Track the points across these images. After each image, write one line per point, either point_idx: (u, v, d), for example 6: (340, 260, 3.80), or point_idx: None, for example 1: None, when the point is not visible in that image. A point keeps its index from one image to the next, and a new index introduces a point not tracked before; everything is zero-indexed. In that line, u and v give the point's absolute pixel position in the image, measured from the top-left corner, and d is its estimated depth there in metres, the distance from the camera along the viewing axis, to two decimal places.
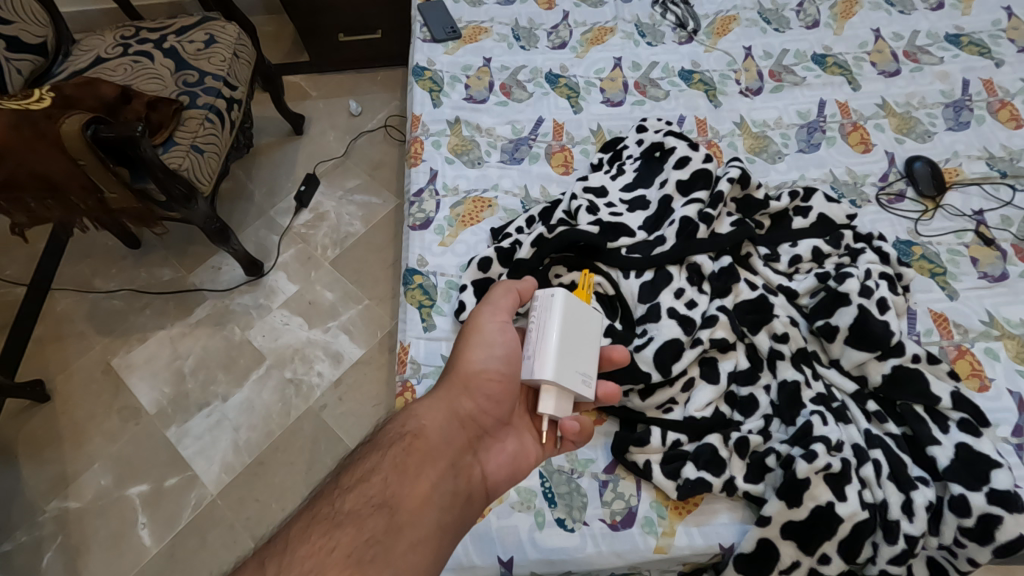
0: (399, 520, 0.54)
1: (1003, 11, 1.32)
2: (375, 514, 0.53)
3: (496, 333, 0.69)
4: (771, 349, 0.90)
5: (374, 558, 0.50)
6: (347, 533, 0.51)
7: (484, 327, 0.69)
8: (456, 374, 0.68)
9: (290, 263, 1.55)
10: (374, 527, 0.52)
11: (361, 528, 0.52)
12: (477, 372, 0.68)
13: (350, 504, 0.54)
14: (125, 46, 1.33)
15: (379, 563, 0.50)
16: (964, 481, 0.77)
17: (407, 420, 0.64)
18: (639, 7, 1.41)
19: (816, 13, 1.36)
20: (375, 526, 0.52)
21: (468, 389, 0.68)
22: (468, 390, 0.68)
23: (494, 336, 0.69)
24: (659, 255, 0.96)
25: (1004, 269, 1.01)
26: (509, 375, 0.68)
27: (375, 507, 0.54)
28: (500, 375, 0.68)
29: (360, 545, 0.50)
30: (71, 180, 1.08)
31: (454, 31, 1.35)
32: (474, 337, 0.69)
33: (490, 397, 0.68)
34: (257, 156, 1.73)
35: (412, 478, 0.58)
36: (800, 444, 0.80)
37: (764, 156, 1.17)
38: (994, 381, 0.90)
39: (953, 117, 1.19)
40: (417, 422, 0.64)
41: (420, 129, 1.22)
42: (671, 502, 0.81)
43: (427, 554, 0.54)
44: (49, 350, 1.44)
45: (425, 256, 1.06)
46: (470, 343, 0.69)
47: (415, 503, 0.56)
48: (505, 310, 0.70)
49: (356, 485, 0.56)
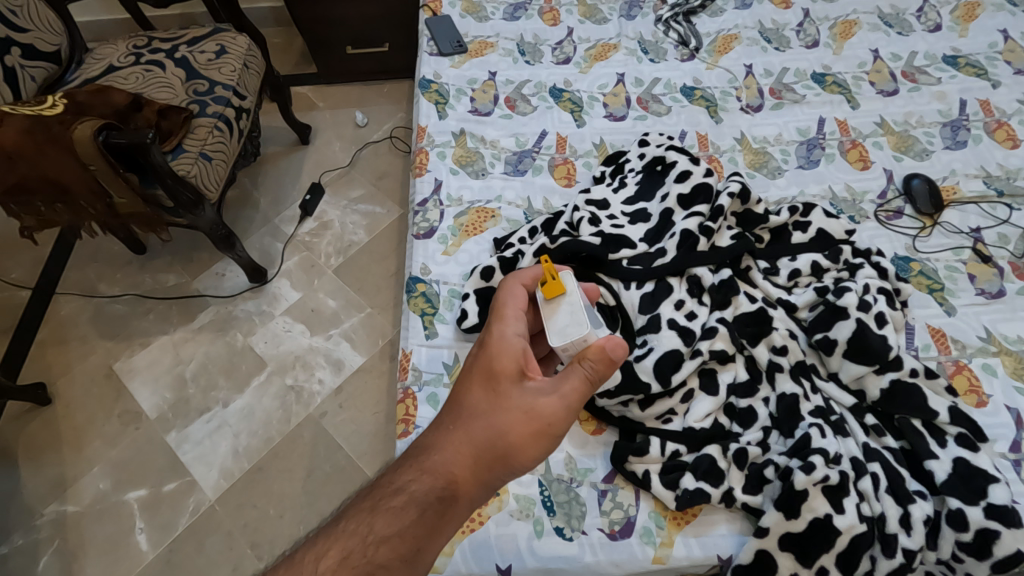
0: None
1: (999, 34, 1.35)
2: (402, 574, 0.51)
3: (548, 439, 0.61)
4: (770, 361, 0.91)
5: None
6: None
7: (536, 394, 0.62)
8: (502, 445, 0.60)
9: (293, 271, 1.56)
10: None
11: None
12: (523, 453, 0.60)
13: (382, 559, 0.51)
14: (137, 56, 1.36)
15: None
16: (961, 495, 0.77)
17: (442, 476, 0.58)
18: (643, 25, 1.43)
19: (816, 33, 1.38)
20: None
21: (503, 466, 0.60)
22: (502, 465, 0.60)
23: (549, 437, 0.61)
24: (660, 267, 0.97)
25: (1001, 286, 1.02)
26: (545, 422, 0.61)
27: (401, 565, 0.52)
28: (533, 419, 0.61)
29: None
30: (80, 185, 1.09)
31: (460, 46, 1.38)
32: (530, 428, 0.60)
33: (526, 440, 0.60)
34: (264, 164, 1.75)
35: (436, 536, 0.55)
36: (798, 456, 0.80)
37: (765, 172, 1.19)
38: (991, 397, 0.90)
39: (951, 137, 1.21)
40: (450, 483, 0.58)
41: (426, 140, 1.24)
42: (669, 512, 0.82)
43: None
44: (52, 354, 1.45)
45: (429, 265, 1.07)
46: (531, 425, 0.60)
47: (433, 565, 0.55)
48: (573, 415, 0.62)
49: (386, 540, 0.53)
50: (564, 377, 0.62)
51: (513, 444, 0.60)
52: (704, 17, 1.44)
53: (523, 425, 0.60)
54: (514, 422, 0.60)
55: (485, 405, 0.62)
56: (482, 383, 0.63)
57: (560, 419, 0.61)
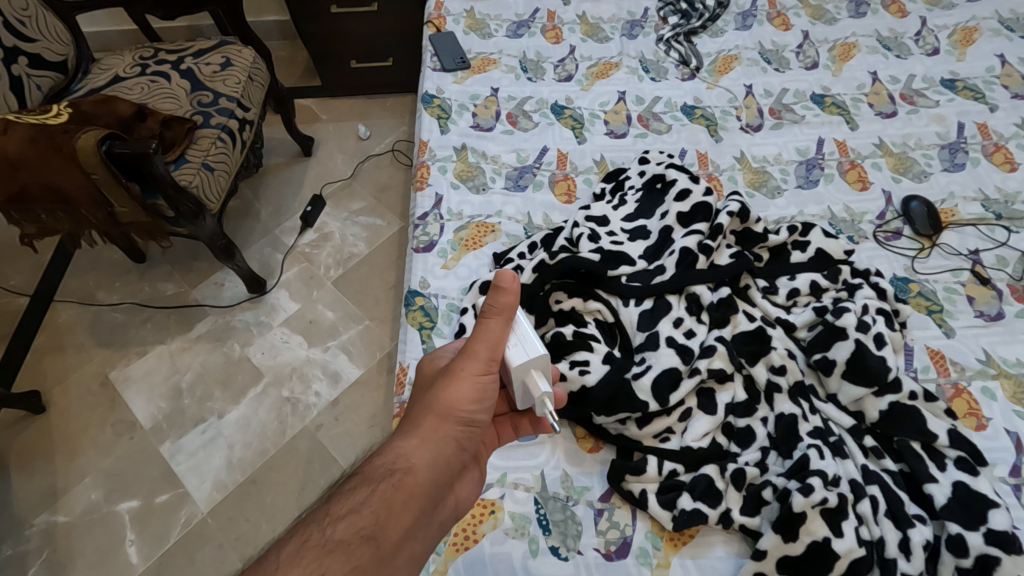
0: (387, 550, 0.53)
1: (996, 58, 1.37)
2: (364, 548, 0.52)
3: (482, 383, 0.63)
4: (769, 381, 0.90)
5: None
6: (337, 565, 0.50)
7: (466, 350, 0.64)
8: (440, 403, 0.62)
9: (292, 282, 1.56)
10: (361, 559, 0.51)
11: (350, 559, 0.50)
12: (465, 403, 0.63)
13: (341, 534, 0.52)
14: (143, 67, 1.38)
15: None
16: (961, 520, 0.76)
17: (397, 451, 0.59)
18: (644, 44, 1.45)
19: (816, 55, 1.40)
20: (363, 556, 0.51)
21: (451, 425, 0.62)
22: (452, 425, 0.62)
23: (482, 379, 0.63)
24: (659, 285, 0.97)
25: (1000, 309, 1.02)
26: (474, 368, 0.63)
27: (362, 540, 0.52)
28: (468, 373, 0.63)
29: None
30: (82, 193, 1.10)
31: (463, 62, 1.39)
32: (460, 378, 0.63)
33: (470, 398, 0.63)
34: (266, 175, 1.76)
35: (399, 509, 0.55)
36: (796, 477, 0.80)
37: (764, 191, 1.20)
38: (991, 420, 0.90)
39: (949, 159, 1.21)
40: (403, 455, 0.59)
41: (427, 154, 1.24)
42: (666, 532, 0.81)
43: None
44: (48, 361, 1.44)
45: (428, 279, 1.07)
46: (462, 376, 0.63)
47: (402, 538, 0.55)
48: (496, 355, 0.63)
49: (344, 517, 0.53)
50: (486, 331, 0.64)
51: (454, 402, 0.62)
52: (705, 37, 1.45)
53: (453, 375, 0.63)
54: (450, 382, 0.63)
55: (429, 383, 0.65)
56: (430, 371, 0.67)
57: (483, 362, 0.63)
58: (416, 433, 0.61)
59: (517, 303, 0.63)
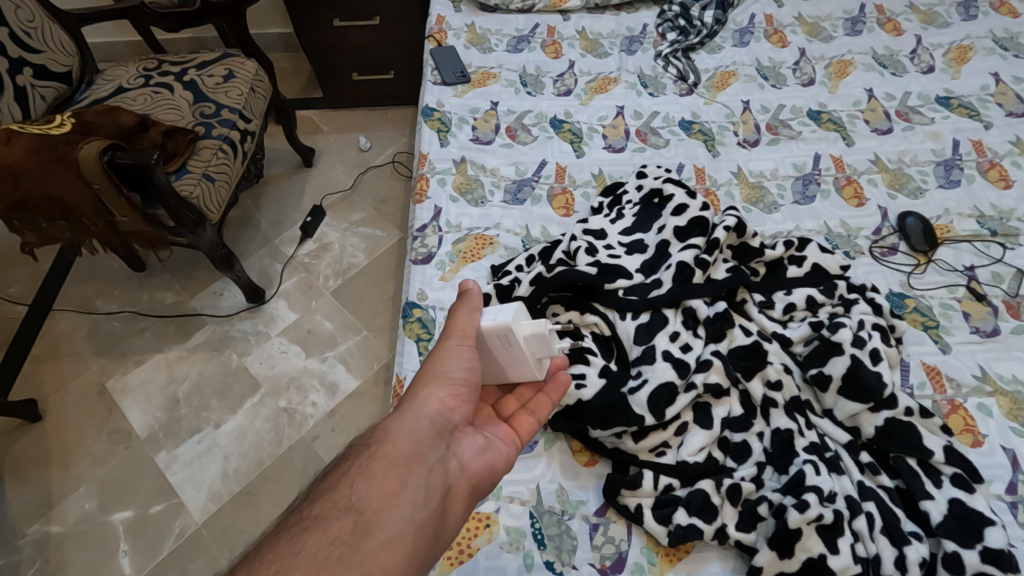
0: (369, 517, 0.53)
1: (991, 76, 1.38)
2: (342, 517, 0.52)
3: (454, 354, 0.67)
4: (765, 397, 0.90)
5: (342, 559, 0.49)
6: (314, 536, 0.50)
7: (439, 338, 0.69)
8: (418, 383, 0.66)
9: (291, 292, 1.56)
10: (340, 527, 0.51)
11: (327, 529, 0.51)
12: (443, 378, 0.66)
13: (319, 509, 0.53)
14: (146, 78, 1.39)
15: (346, 564, 0.49)
16: (957, 538, 0.76)
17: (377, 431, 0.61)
18: (642, 59, 1.47)
19: (812, 72, 1.42)
20: (342, 526, 0.51)
21: (431, 398, 0.64)
22: (432, 396, 0.64)
23: (455, 353, 0.67)
24: (655, 298, 0.97)
25: (996, 325, 1.03)
26: (446, 345, 0.68)
27: (340, 511, 0.53)
28: (443, 350, 0.68)
29: (325, 549, 0.49)
30: (83, 204, 1.10)
31: (463, 76, 1.40)
32: (433, 356, 0.68)
33: (446, 371, 0.66)
34: (267, 186, 1.77)
35: (377, 476, 0.56)
36: (792, 493, 0.79)
37: (760, 207, 1.20)
38: (987, 437, 0.90)
39: (944, 176, 1.22)
40: (382, 431, 0.61)
41: (427, 166, 1.25)
42: (661, 548, 0.81)
43: (402, 554, 0.53)
44: (46, 370, 1.45)
45: (425, 290, 1.07)
46: (434, 357, 0.67)
47: (384, 503, 0.54)
48: (468, 334, 0.68)
49: (324, 493, 0.55)
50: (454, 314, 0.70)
51: (428, 376, 0.66)
52: (703, 53, 1.47)
53: (429, 358, 0.68)
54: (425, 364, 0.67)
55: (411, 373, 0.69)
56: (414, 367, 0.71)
57: (452, 342, 0.68)
58: (397, 412, 0.63)
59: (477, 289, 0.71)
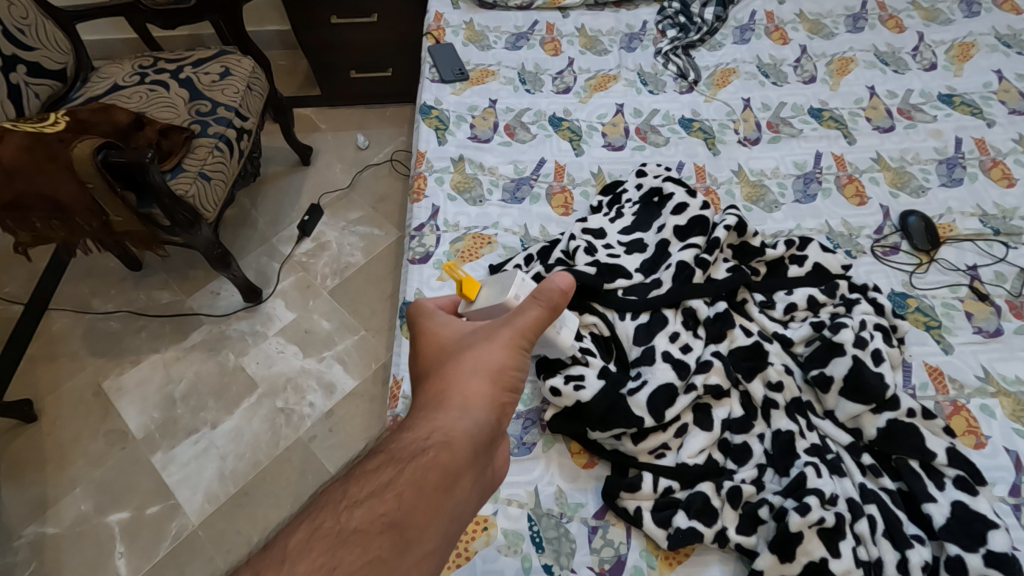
0: (413, 537, 0.46)
1: (993, 74, 1.37)
2: (385, 535, 0.44)
3: (513, 356, 0.60)
4: (766, 398, 0.89)
5: None
6: (350, 555, 0.43)
7: (502, 332, 0.61)
8: (467, 372, 0.58)
9: (288, 291, 1.55)
10: (382, 545, 0.44)
11: (367, 549, 0.43)
12: (500, 376, 0.58)
13: (359, 519, 0.45)
14: (142, 75, 1.38)
15: None
16: (960, 542, 0.75)
17: (432, 430, 0.53)
18: (642, 57, 1.45)
19: (813, 69, 1.40)
20: (384, 545, 0.44)
21: (485, 399, 0.56)
22: (485, 395, 0.56)
23: (514, 355, 0.60)
24: (655, 298, 0.96)
25: (999, 325, 1.02)
26: (511, 343, 0.60)
27: (382, 527, 0.45)
28: (504, 348, 0.60)
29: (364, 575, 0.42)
30: (77, 202, 1.09)
31: (461, 73, 1.39)
32: (493, 350, 0.59)
33: (504, 371, 0.59)
34: (264, 184, 1.76)
35: (429, 489, 0.48)
36: (793, 496, 0.78)
37: (761, 205, 1.19)
38: (990, 438, 0.89)
39: (946, 174, 1.21)
40: (435, 430, 0.53)
41: (425, 165, 1.24)
42: (661, 551, 0.80)
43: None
44: (42, 370, 1.44)
45: (423, 290, 1.06)
46: (489, 349, 0.59)
47: (431, 519, 0.47)
48: (528, 335, 0.61)
49: (360, 498, 0.47)
50: (522, 310, 0.62)
51: (486, 374, 0.58)
52: (704, 51, 1.46)
53: (487, 347, 0.59)
54: (485, 357, 0.59)
55: (458, 360, 0.60)
56: (455, 349, 0.62)
57: (519, 337, 0.60)
58: (450, 402, 0.55)
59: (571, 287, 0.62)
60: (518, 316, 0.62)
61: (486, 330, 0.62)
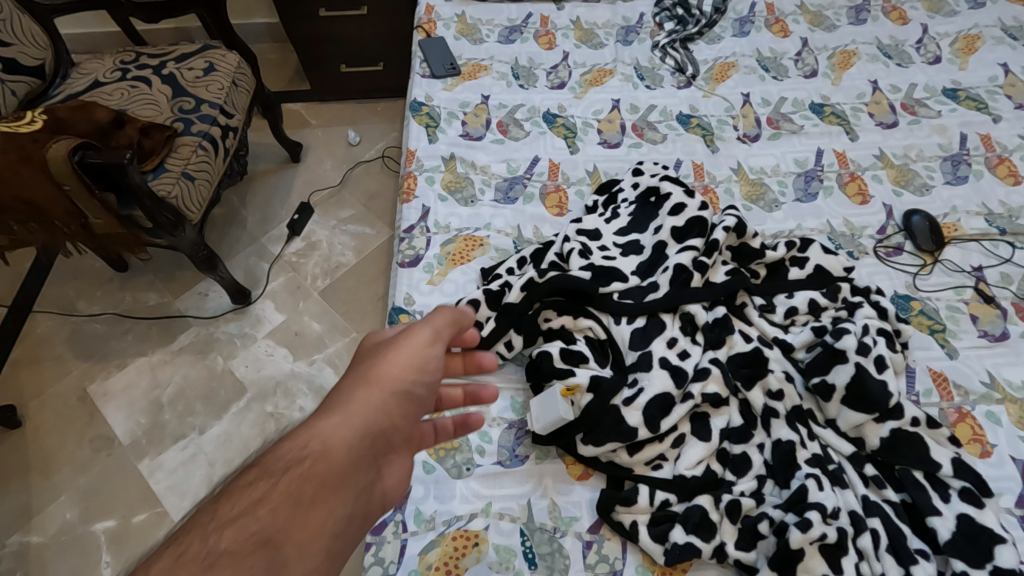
0: (288, 558, 0.45)
1: (999, 67, 1.33)
2: (257, 554, 0.44)
3: (418, 358, 0.62)
4: (765, 406, 0.86)
5: None
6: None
7: (412, 338, 0.63)
8: (359, 382, 0.59)
9: (278, 292, 1.52)
10: (254, 565, 0.43)
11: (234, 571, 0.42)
12: (394, 382, 0.60)
13: (226, 542, 0.44)
14: (123, 71, 1.34)
15: None
16: (966, 557, 0.73)
17: (312, 437, 0.53)
18: (639, 50, 1.41)
19: (814, 63, 1.37)
20: (255, 566, 0.43)
21: (376, 404, 0.58)
22: (376, 404, 0.57)
23: (422, 360, 0.62)
24: (652, 302, 0.93)
25: (1004, 329, 0.99)
26: (417, 356, 0.62)
27: (254, 546, 0.44)
28: (407, 359, 0.61)
29: None
30: (54, 206, 1.06)
31: (453, 68, 1.35)
32: (394, 356, 0.61)
33: (406, 372, 0.60)
34: (253, 182, 1.72)
35: (308, 506, 0.48)
36: (794, 509, 0.76)
37: (761, 204, 1.16)
38: (996, 447, 0.86)
39: (951, 172, 1.18)
40: (319, 439, 0.53)
41: (414, 164, 1.20)
42: (657, 567, 0.77)
43: None
44: (25, 375, 1.40)
45: (413, 295, 1.03)
46: (387, 358, 0.61)
47: (306, 536, 0.47)
48: (434, 344, 0.64)
49: (228, 521, 0.46)
50: (433, 317, 0.66)
51: (393, 375, 0.60)
52: (702, 44, 1.42)
53: (386, 355, 0.62)
54: (386, 370, 0.60)
55: (359, 371, 0.61)
56: (362, 359, 0.63)
57: (431, 340, 0.64)
58: (338, 408, 0.57)
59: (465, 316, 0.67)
60: (431, 332, 0.64)
61: (387, 347, 0.64)
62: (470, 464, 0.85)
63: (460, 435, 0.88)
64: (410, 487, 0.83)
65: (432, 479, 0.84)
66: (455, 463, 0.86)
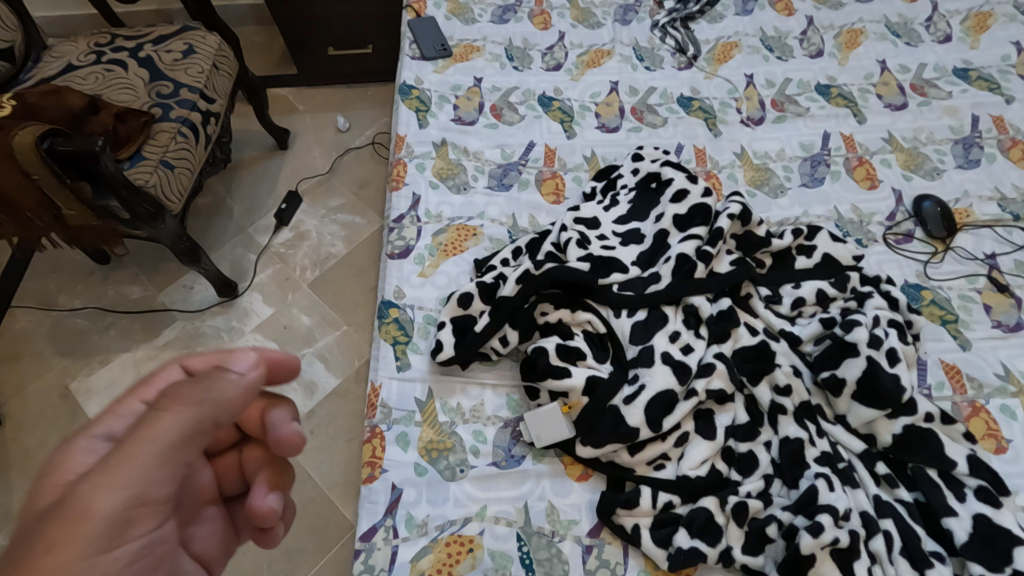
0: None
1: (1012, 46, 1.28)
2: None
3: (154, 473, 0.41)
4: (773, 403, 0.83)
5: None
6: None
7: (133, 442, 0.40)
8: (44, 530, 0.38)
9: (266, 284, 1.47)
10: None
11: None
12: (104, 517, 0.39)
13: None
14: (98, 54, 1.27)
15: None
16: (983, 560, 0.70)
17: None
18: (638, 30, 1.35)
19: (820, 42, 1.31)
20: None
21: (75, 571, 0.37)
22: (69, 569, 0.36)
23: (155, 469, 0.41)
24: (653, 294, 0.89)
25: (1019, 319, 0.95)
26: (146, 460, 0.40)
27: None
28: (131, 474, 0.40)
29: None
30: (25, 196, 1.01)
31: (444, 49, 1.29)
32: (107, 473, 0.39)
33: (132, 499, 0.40)
34: (238, 170, 1.66)
35: None
36: (804, 512, 0.72)
37: (766, 190, 1.12)
38: (1011, 443, 0.83)
39: (963, 155, 1.14)
40: None
41: (404, 150, 1.15)
42: (660, 572, 0.74)
43: None
44: (4, 371, 1.36)
45: (403, 288, 0.98)
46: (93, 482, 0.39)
47: None
48: (167, 447, 0.41)
49: None
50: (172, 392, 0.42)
51: (101, 515, 0.38)
52: (703, 23, 1.36)
53: (95, 475, 0.39)
54: (93, 504, 0.39)
55: (56, 499, 0.39)
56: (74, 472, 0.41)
57: (165, 439, 0.41)
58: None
59: (263, 368, 0.46)
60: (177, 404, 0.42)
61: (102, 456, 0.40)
62: (464, 466, 0.82)
63: (454, 435, 0.84)
64: (401, 491, 0.80)
65: (424, 482, 0.80)
66: (448, 465, 0.82)
